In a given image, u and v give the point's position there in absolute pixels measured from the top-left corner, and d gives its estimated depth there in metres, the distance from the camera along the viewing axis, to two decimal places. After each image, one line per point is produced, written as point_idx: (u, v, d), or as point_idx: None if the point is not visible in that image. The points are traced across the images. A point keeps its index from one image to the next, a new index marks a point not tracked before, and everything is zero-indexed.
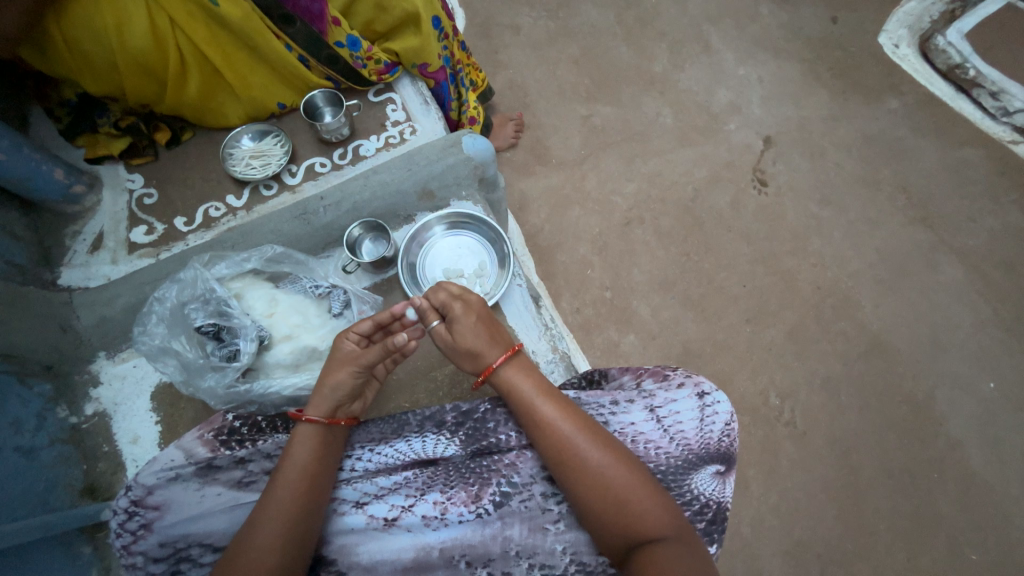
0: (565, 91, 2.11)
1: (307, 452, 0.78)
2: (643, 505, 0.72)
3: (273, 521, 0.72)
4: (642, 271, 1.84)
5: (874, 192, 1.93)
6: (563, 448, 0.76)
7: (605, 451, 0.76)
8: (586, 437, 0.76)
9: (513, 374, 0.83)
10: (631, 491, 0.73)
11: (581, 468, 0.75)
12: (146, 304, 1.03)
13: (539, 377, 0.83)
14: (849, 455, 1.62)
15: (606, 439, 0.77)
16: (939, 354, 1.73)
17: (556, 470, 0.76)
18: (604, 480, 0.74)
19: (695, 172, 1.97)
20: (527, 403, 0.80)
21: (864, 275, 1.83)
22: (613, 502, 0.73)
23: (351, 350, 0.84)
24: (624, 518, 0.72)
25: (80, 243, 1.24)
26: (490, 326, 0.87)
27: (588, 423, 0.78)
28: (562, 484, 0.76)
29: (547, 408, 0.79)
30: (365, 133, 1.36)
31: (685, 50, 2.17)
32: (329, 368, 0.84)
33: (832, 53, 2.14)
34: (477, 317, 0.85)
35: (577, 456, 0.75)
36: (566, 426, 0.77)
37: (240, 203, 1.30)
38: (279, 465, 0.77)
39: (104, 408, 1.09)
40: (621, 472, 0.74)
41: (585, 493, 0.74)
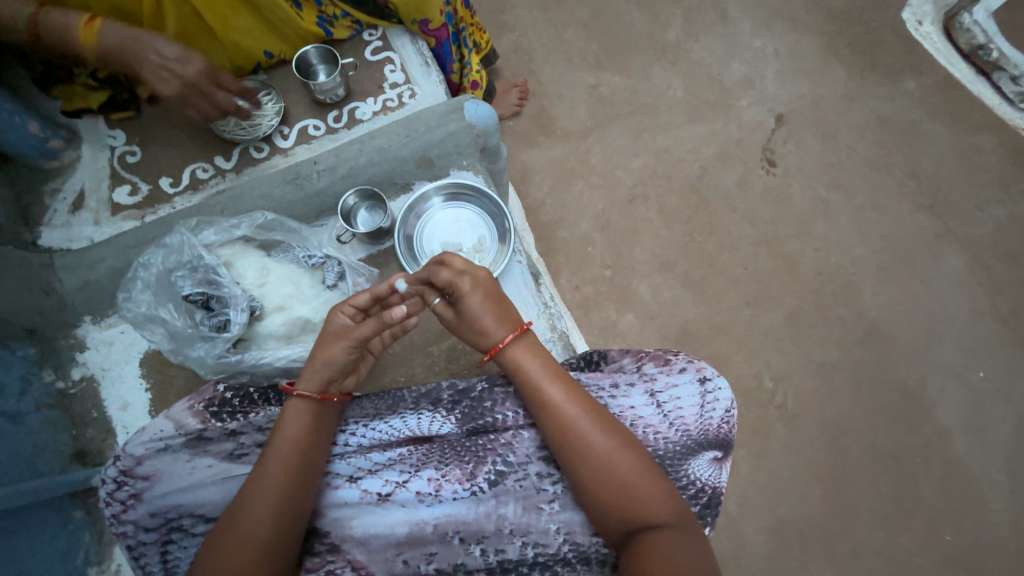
0: (572, 57, 2.01)
1: (298, 427, 0.76)
2: (646, 491, 0.72)
3: (264, 496, 0.71)
4: (643, 250, 1.81)
5: (884, 177, 1.89)
6: (569, 431, 0.76)
7: (610, 436, 0.75)
8: (592, 422, 0.76)
9: (520, 353, 0.82)
10: (636, 477, 0.73)
11: (586, 452, 0.74)
12: (130, 269, 0.99)
13: (546, 358, 0.82)
14: (838, 439, 1.65)
15: (612, 425, 0.77)
16: (934, 343, 1.74)
17: (560, 453, 0.76)
18: (608, 466, 0.73)
19: (704, 149, 1.90)
20: (533, 383, 0.79)
21: (867, 261, 1.81)
22: (616, 487, 0.73)
23: (345, 324, 0.81)
24: (626, 504, 0.72)
25: (60, 202, 1.18)
26: (499, 303, 0.84)
27: (595, 407, 0.78)
28: (566, 468, 0.76)
29: (554, 390, 0.78)
30: (362, 94, 1.28)
31: (700, 17, 2.05)
32: (322, 343, 0.81)
33: (853, 27, 2.04)
34: (484, 294, 0.82)
35: (583, 441, 0.75)
36: (573, 410, 0.76)
37: (229, 164, 1.23)
38: (271, 439, 0.75)
39: (91, 373, 1.07)
40: (625, 458, 0.74)
41: (588, 477, 0.74)
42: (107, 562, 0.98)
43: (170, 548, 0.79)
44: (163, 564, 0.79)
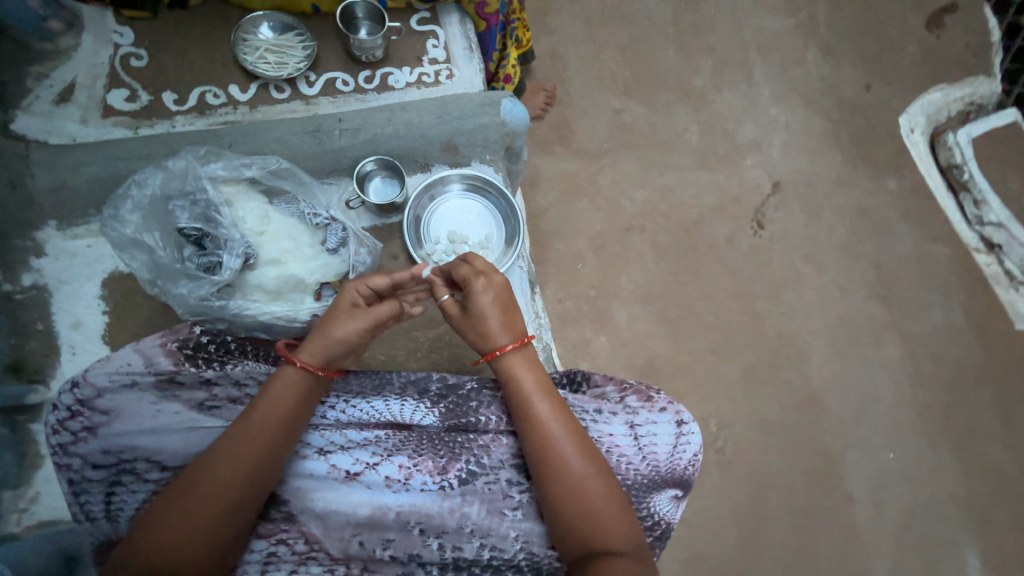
0: (603, 77, 2.04)
1: (285, 397, 0.79)
2: (611, 519, 0.77)
3: (234, 459, 0.74)
4: (629, 278, 1.87)
5: (853, 262, 2.06)
6: (549, 447, 0.80)
7: (587, 461, 0.80)
8: (572, 443, 0.80)
9: (516, 362, 0.85)
10: (602, 503, 0.77)
11: (561, 470, 0.79)
12: (123, 186, 0.96)
13: (540, 372, 0.85)
14: (762, 489, 1.78)
15: (590, 449, 0.81)
16: (860, 420, 1.91)
17: (536, 466, 0.80)
18: (579, 487, 0.78)
19: (704, 197, 1.99)
20: (524, 394, 0.83)
21: (822, 335, 1.97)
22: (584, 509, 0.77)
23: (359, 302, 0.85)
24: (588, 525, 0.76)
25: (45, 88, 1.08)
26: (507, 310, 0.87)
27: (577, 430, 0.82)
28: (539, 481, 0.80)
29: (541, 405, 0.82)
30: (398, 61, 1.25)
31: (728, 72, 2.14)
32: (334, 319, 0.83)
33: (856, 119, 2.20)
34: (495, 297, 0.86)
35: (560, 459, 0.79)
36: (557, 427, 0.81)
37: (244, 97, 1.16)
38: (256, 402, 0.78)
39: (44, 282, 0.99)
40: (596, 484, 0.78)
41: (558, 495, 0.78)
42: (25, 487, 0.91)
43: (116, 491, 0.79)
44: (105, 506, 0.78)
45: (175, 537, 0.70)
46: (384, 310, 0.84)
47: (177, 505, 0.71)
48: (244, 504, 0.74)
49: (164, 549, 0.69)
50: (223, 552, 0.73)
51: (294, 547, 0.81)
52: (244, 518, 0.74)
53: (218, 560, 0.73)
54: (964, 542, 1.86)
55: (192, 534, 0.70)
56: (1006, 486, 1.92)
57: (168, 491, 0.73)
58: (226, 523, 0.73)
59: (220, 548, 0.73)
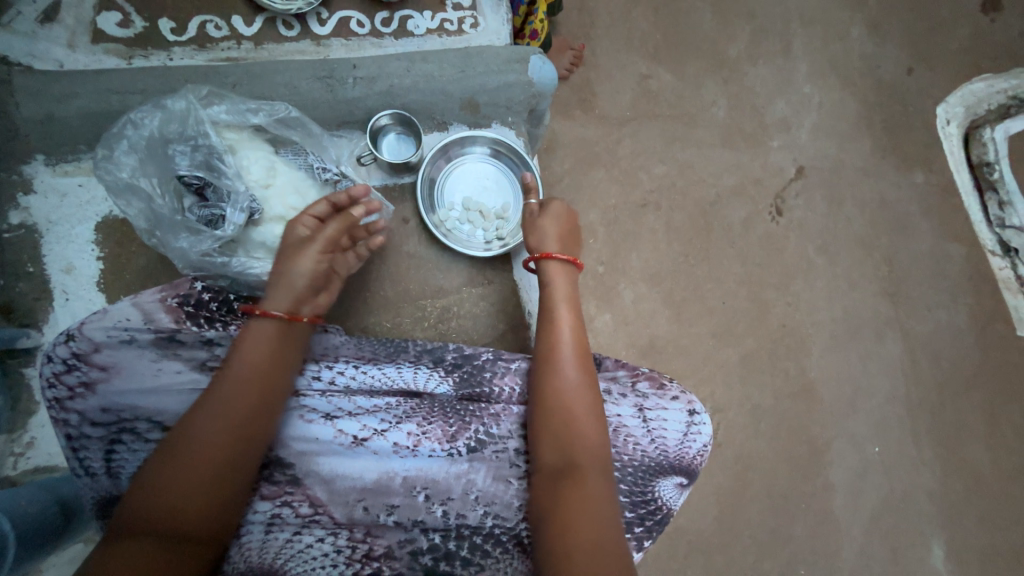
0: (633, 37, 1.88)
1: (263, 345, 0.80)
2: (586, 429, 0.83)
3: (230, 413, 0.74)
4: (639, 257, 1.81)
5: (866, 256, 2.01)
6: (556, 347, 0.90)
7: (581, 372, 0.88)
8: (574, 354, 0.89)
9: (553, 273, 0.96)
10: (582, 412, 0.84)
11: (558, 371, 0.87)
12: (118, 123, 0.88)
13: (570, 289, 0.96)
14: (746, 471, 1.83)
15: (588, 368, 0.90)
16: (850, 412, 1.94)
17: (541, 369, 0.88)
18: (570, 395, 0.85)
19: (725, 178, 1.91)
20: (551, 297, 0.94)
21: (825, 327, 1.95)
22: (565, 408, 0.84)
23: (312, 234, 0.86)
24: (570, 432, 0.82)
25: (28, 5, 0.97)
26: (566, 232, 0.99)
27: (582, 346, 0.91)
28: (541, 387, 0.87)
29: (563, 312, 0.92)
30: (418, 4, 1.13)
31: (765, 43, 2.00)
32: (288, 252, 0.85)
33: (892, 105, 2.08)
34: (566, 220, 1.00)
35: (561, 364, 0.88)
36: (567, 336, 0.90)
37: (249, 31, 1.06)
38: (230, 355, 0.79)
39: (33, 222, 0.94)
40: (583, 393, 0.86)
41: (552, 395, 0.86)
42: (20, 432, 0.90)
43: (117, 449, 0.77)
44: (105, 463, 0.77)
45: (171, 497, 0.69)
46: (332, 229, 0.86)
47: (170, 464, 0.70)
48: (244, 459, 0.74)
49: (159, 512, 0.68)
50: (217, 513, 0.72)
51: (298, 510, 0.81)
52: (241, 478, 0.75)
53: (222, 516, 0.73)
54: (930, 532, 1.94)
55: (189, 493, 0.70)
56: (979, 484, 1.98)
57: (157, 457, 0.72)
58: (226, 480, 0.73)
59: (219, 509, 0.72)
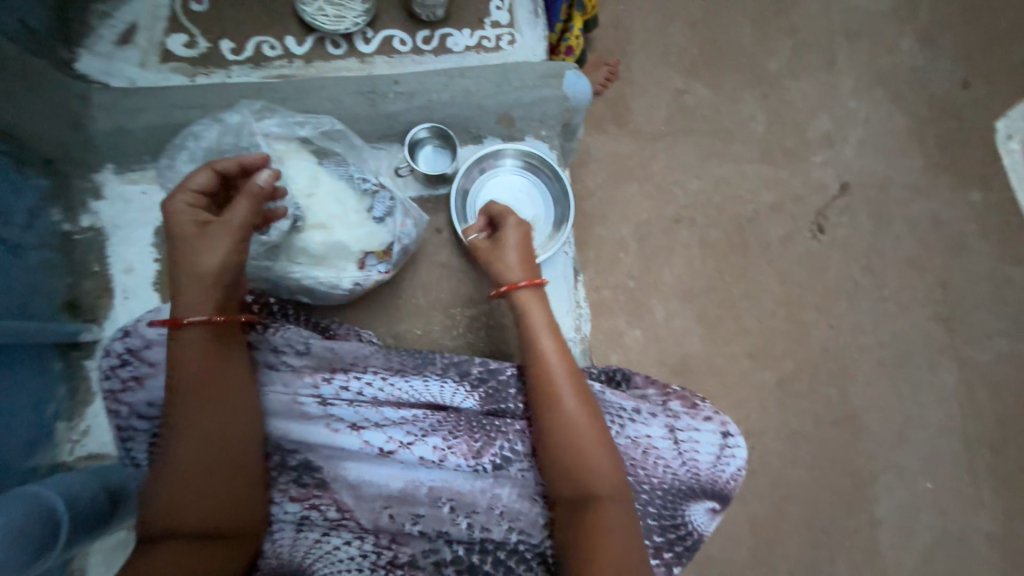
0: (669, 53, 1.88)
1: (200, 352, 0.79)
2: (599, 463, 0.81)
3: (226, 413, 0.79)
4: (671, 272, 1.77)
5: (917, 277, 1.89)
6: (547, 380, 0.85)
7: (580, 402, 0.84)
8: (569, 382, 0.85)
9: (528, 301, 0.92)
10: (591, 444, 0.81)
11: (555, 404, 0.83)
12: (179, 135, 0.97)
13: (548, 313, 0.92)
14: (783, 502, 1.72)
15: (586, 394, 0.86)
16: (900, 444, 1.81)
17: (538, 405, 0.85)
18: (575, 428, 0.82)
19: (763, 194, 1.85)
20: (532, 327, 0.90)
21: (871, 352, 1.84)
22: (572, 444, 0.81)
23: (203, 223, 0.80)
24: (581, 468, 0.80)
25: (109, 30, 1.07)
26: (526, 252, 0.95)
27: (574, 372, 0.87)
28: (537, 421, 0.85)
29: (546, 341, 0.88)
30: (458, 23, 1.17)
31: (807, 57, 1.94)
32: (185, 244, 0.79)
33: (946, 120, 1.98)
34: (521, 238, 0.96)
35: (560, 398, 0.84)
36: (559, 367, 0.86)
37: (300, 50, 1.12)
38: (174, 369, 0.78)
39: (101, 226, 1.02)
40: (586, 424, 0.82)
41: (552, 433, 0.83)
42: (77, 420, 0.96)
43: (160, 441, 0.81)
44: (148, 454, 0.81)
45: (187, 499, 0.74)
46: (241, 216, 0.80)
47: (184, 474, 0.75)
48: (247, 457, 0.80)
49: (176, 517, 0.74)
50: (226, 518, 0.76)
51: (326, 513, 0.83)
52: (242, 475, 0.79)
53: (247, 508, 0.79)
54: None
55: (202, 500, 0.75)
56: None
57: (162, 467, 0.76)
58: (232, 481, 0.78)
59: (236, 500, 0.78)
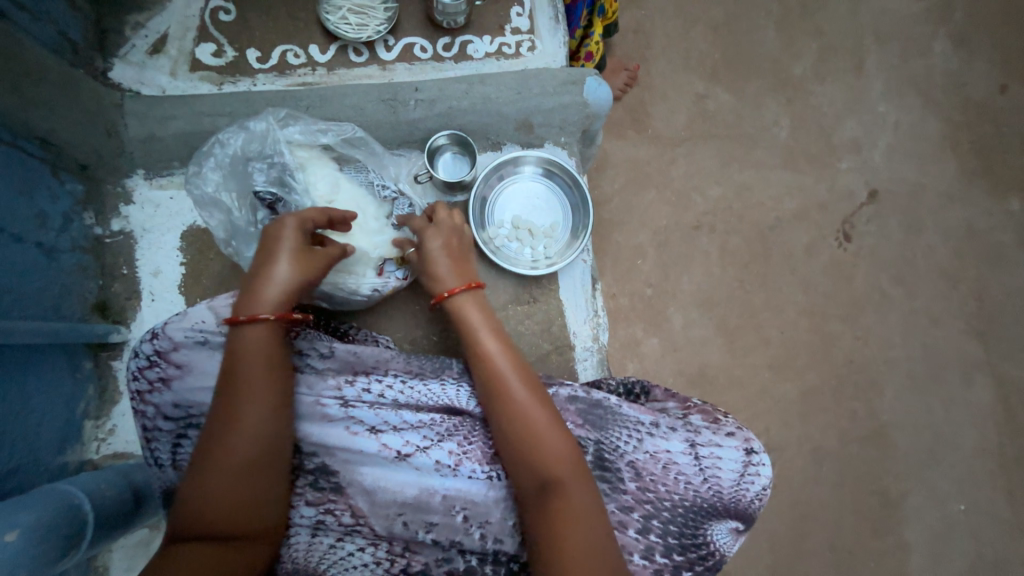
0: (690, 57, 1.85)
1: (265, 348, 0.81)
2: (552, 445, 0.79)
3: (259, 410, 0.77)
4: (690, 280, 1.74)
5: (950, 289, 1.82)
6: (494, 377, 0.85)
7: (529, 390, 0.83)
8: (516, 374, 0.85)
9: (465, 304, 0.92)
10: (544, 428, 0.80)
11: (504, 396, 0.83)
12: (208, 143, 0.97)
13: (487, 312, 0.92)
14: (806, 520, 1.67)
15: (535, 383, 0.85)
16: (930, 463, 1.74)
17: (488, 402, 0.84)
18: (529, 422, 0.80)
19: (786, 201, 1.80)
20: (471, 329, 0.90)
21: (900, 366, 1.77)
22: (525, 435, 0.80)
23: (302, 247, 0.86)
24: (537, 457, 0.78)
25: (141, 39, 1.11)
26: (457, 260, 0.95)
27: (521, 364, 0.87)
28: (491, 419, 0.84)
29: (487, 340, 0.88)
30: (479, 29, 1.18)
31: (834, 60, 1.89)
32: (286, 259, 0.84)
33: (982, 125, 1.90)
34: (445, 247, 0.94)
35: (509, 393, 0.83)
36: (506, 363, 0.86)
37: (324, 58, 1.14)
38: (241, 358, 0.79)
39: (130, 229, 1.05)
40: (540, 412, 0.81)
41: (507, 430, 0.81)
42: (104, 418, 0.99)
43: (184, 442, 0.83)
44: (171, 455, 0.83)
45: (213, 498, 0.73)
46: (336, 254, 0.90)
47: (211, 472, 0.74)
48: (279, 454, 0.79)
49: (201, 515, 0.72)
50: (245, 519, 0.74)
51: (341, 518, 0.83)
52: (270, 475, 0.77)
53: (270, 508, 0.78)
54: None
55: (227, 500, 0.73)
56: None
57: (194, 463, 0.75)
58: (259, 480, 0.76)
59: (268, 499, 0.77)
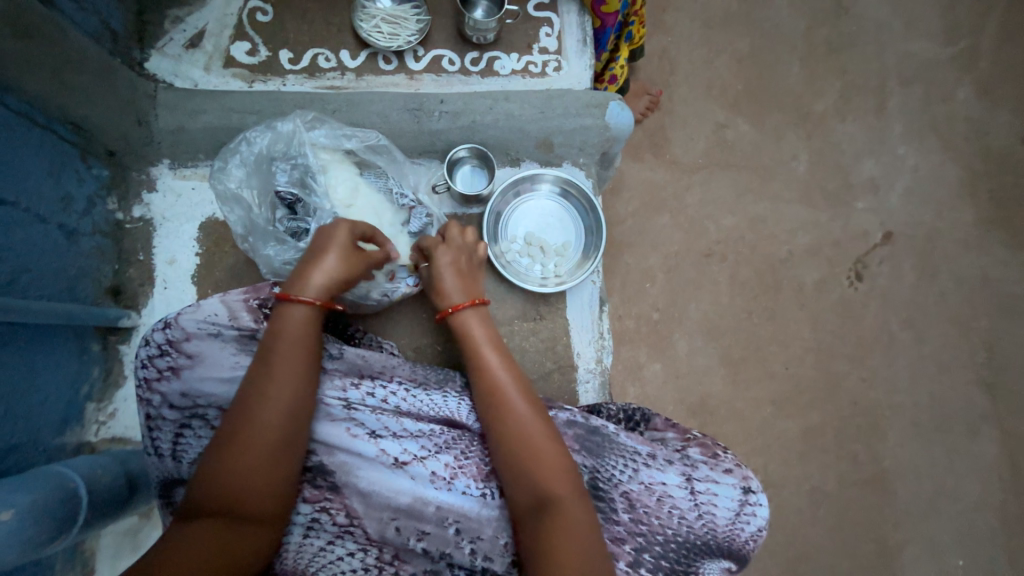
0: (713, 86, 1.86)
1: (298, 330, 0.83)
2: (549, 458, 0.79)
3: (268, 395, 0.77)
4: (698, 307, 1.73)
5: (962, 337, 1.79)
6: (497, 392, 0.85)
7: (529, 407, 0.84)
8: (516, 390, 0.85)
9: (468, 321, 0.92)
10: (544, 443, 0.80)
11: (507, 411, 0.83)
12: (235, 141, 0.99)
13: (490, 328, 0.93)
14: (799, 561, 1.63)
15: (532, 399, 0.86)
16: (931, 515, 1.70)
17: (488, 415, 0.84)
18: (527, 436, 0.81)
19: (800, 236, 1.80)
20: (475, 345, 0.90)
21: (905, 411, 1.74)
22: (525, 453, 0.80)
23: (350, 244, 0.89)
24: (538, 474, 0.78)
25: (179, 33, 1.13)
26: (464, 275, 0.95)
27: (522, 380, 0.88)
28: (492, 435, 0.84)
29: (492, 357, 0.89)
30: (508, 47, 1.20)
31: (857, 100, 1.89)
32: (333, 254, 0.87)
33: (1003, 175, 1.89)
34: (456, 265, 0.95)
35: (509, 409, 0.83)
36: (506, 380, 0.86)
37: (353, 64, 1.16)
38: (268, 337, 0.82)
39: (151, 217, 1.07)
40: (540, 428, 0.82)
41: (510, 448, 0.81)
42: (107, 402, 1.00)
43: (186, 433, 0.83)
44: (172, 445, 0.83)
45: (226, 478, 0.73)
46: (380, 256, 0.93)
47: (224, 450, 0.74)
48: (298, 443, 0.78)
49: (219, 496, 0.72)
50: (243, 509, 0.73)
51: (335, 518, 0.82)
52: (293, 456, 0.77)
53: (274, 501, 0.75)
54: None
55: (245, 479, 0.73)
56: None
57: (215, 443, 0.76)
58: (280, 462, 0.76)
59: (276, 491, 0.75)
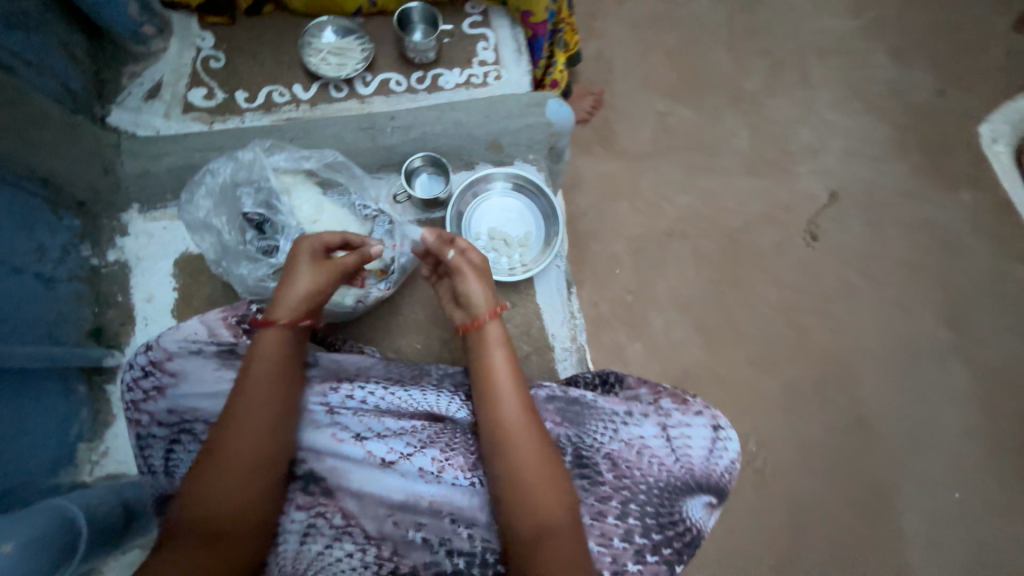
0: (649, 80, 1.99)
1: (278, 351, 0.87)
2: (539, 467, 0.82)
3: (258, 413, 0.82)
4: (667, 284, 1.82)
5: (916, 278, 1.91)
6: (497, 397, 0.87)
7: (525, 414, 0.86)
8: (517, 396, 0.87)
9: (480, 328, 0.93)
10: (535, 453, 0.83)
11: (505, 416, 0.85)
12: (199, 173, 1.05)
13: (500, 334, 0.92)
14: (801, 514, 1.67)
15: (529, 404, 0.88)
16: (918, 450, 1.77)
17: (486, 421, 0.86)
18: (517, 444, 0.83)
19: (751, 205, 1.91)
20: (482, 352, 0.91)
21: (876, 355, 1.84)
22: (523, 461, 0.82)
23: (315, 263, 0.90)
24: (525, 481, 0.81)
25: (136, 86, 1.20)
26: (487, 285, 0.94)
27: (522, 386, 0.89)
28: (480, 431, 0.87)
29: (498, 359, 0.90)
30: (449, 63, 1.29)
31: (783, 76, 2.05)
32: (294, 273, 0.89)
33: (926, 127, 2.05)
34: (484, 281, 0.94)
35: (496, 393, 0.86)
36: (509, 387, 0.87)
37: (306, 96, 1.24)
38: (254, 357, 0.85)
39: (125, 259, 1.11)
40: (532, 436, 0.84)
41: (500, 447, 0.83)
42: (98, 442, 1.02)
43: (176, 448, 0.86)
44: (165, 461, 0.86)
45: (219, 495, 0.77)
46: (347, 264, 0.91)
47: (214, 470, 0.78)
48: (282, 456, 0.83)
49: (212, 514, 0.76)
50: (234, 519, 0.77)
51: (331, 521, 0.86)
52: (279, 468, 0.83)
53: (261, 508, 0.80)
54: None
55: (238, 492, 0.78)
56: None
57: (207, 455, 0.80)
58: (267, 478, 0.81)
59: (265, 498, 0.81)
